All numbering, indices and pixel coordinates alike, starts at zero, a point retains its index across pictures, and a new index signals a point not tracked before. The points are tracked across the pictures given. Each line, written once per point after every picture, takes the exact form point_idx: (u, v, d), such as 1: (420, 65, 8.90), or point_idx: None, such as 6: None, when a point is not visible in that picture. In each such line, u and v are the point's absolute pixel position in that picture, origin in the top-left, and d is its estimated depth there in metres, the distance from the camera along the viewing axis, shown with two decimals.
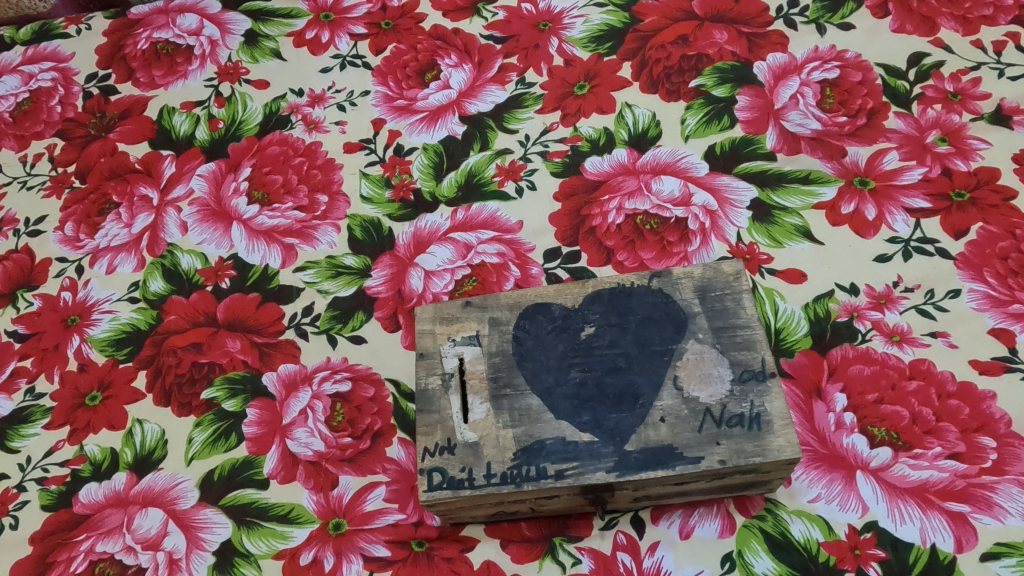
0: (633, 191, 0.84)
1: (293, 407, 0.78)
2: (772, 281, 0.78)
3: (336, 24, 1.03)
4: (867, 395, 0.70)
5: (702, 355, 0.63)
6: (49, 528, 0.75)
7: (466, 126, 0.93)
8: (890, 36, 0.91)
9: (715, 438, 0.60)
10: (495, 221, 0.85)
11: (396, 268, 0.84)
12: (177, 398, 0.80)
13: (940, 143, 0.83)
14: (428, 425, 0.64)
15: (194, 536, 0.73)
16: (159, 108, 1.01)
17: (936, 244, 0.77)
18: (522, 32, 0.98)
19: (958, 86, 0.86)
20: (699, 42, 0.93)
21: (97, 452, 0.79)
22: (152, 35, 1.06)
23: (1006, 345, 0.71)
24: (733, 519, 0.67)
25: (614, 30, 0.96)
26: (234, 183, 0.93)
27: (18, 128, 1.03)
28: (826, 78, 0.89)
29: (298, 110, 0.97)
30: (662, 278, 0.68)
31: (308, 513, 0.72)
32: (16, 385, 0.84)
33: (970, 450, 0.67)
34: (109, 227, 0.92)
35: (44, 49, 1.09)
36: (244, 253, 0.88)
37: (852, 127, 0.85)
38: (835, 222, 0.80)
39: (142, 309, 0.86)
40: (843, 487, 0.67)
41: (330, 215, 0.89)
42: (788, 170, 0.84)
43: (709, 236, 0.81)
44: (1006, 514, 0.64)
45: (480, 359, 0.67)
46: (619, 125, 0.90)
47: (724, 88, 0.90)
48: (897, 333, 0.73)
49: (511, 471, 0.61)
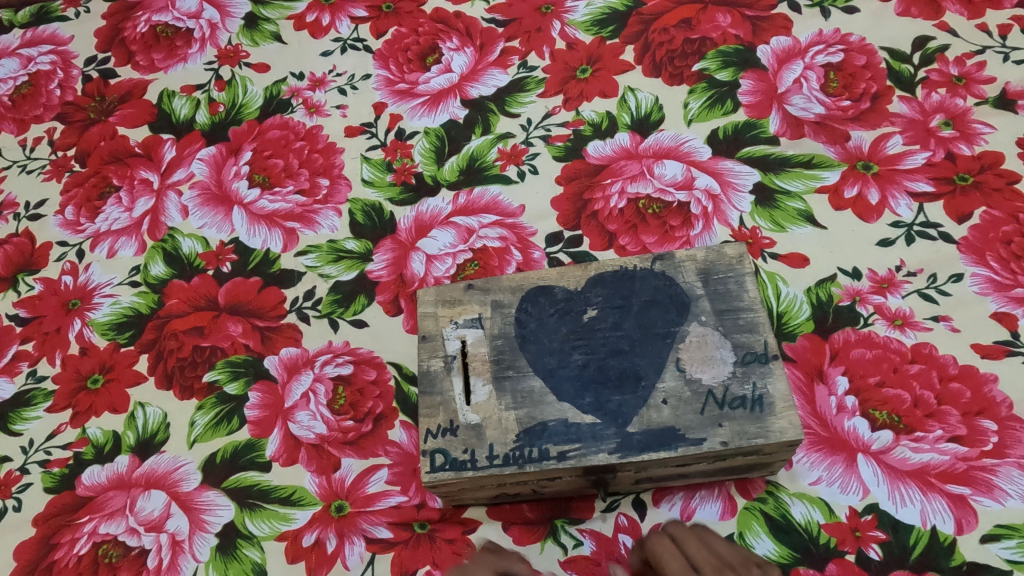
0: (635, 175, 0.84)
1: (296, 391, 0.78)
2: (775, 265, 0.77)
3: (337, 7, 1.03)
4: (869, 378, 0.70)
5: (705, 337, 0.63)
6: (52, 510, 0.75)
7: (468, 110, 0.92)
8: (895, 20, 0.90)
9: (718, 420, 0.60)
10: (497, 205, 0.85)
11: (397, 252, 0.84)
12: (179, 381, 0.80)
13: (944, 127, 0.82)
14: (430, 407, 0.64)
15: (197, 518, 0.73)
16: (159, 92, 1.00)
17: (939, 228, 0.77)
18: (524, 15, 0.98)
19: (963, 70, 0.86)
20: (702, 25, 0.93)
21: (100, 435, 0.79)
22: (152, 18, 1.06)
23: (1008, 329, 0.71)
24: (735, 501, 0.68)
25: (617, 13, 0.96)
26: (236, 167, 0.92)
27: (18, 112, 1.02)
28: (829, 62, 0.88)
29: (299, 94, 0.97)
30: (664, 261, 0.68)
31: (311, 496, 0.73)
32: (18, 368, 0.84)
33: (971, 433, 0.67)
34: (110, 211, 0.92)
35: (43, 32, 1.08)
36: (246, 238, 0.88)
37: (856, 112, 0.85)
38: (838, 206, 0.80)
39: (143, 293, 0.86)
40: (845, 470, 0.67)
41: (331, 200, 0.89)
42: (792, 154, 0.83)
43: (712, 220, 0.80)
44: (1006, 497, 0.65)
45: (483, 341, 0.67)
46: (622, 109, 0.89)
47: (727, 72, 0.89)
48: (899, 317, 0.73)
49: (514, 452, 0.61)
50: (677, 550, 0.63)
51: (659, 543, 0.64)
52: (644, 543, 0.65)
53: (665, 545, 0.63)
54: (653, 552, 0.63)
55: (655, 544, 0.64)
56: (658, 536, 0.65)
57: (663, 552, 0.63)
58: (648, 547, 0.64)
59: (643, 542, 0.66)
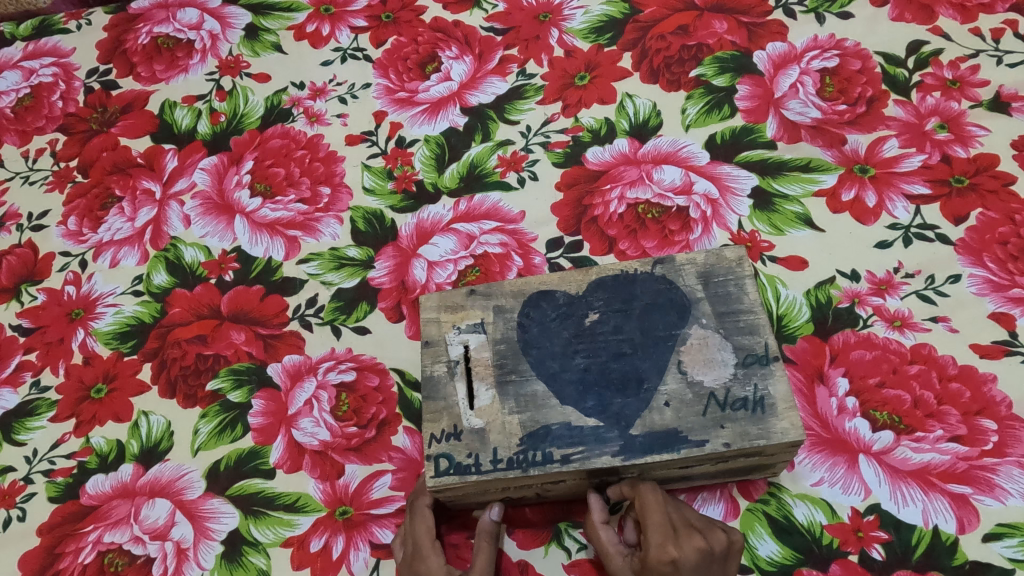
0: (634, 180, 0.85)
1: (299, 398, 0.78)
2: (774, 268, 0.78)
3: (336, 17, 1.04)
4: (869, 379, 0.71)
5: (706, 339, 0.64)
6: (56, 519, 0.76)
7: (468, 117, 0.93)
8: (889, 25, 0.91)
9: (720, 421, 0.60)
10: (498, 212, 0.86)
11: (399, 259, 0.84)
12: (183, 389, 0.80)
13: (939, 130, 0.83)
14: (434, 412, 0.65)
15: (202, 526, 0.73)
16: (160, 103, 1.01)
17: (936, 230, 0.77)
18: (522, 23, 0.99)
19: (957, 73, 0.86)
20: (699, 32, 0.94)
21: (103, 444, 0.79)
22: (153, 30, 1.06)
23: (1006, 329, 0.72)
24: (737, 503, 0.68)
25: (614, 20, 0.97)
26: (237, 176, 0.93)
27: (20, 124, 1.03)
28: (825, 67, 0.89)
29: (299, 103, 0.98)
30: (665, 264, 0.68)
31: (315, 502, 0.73)
32: (22, 378, 0.84)
33: (971, 433, 0.68)
34: (112, 221, 0.92)
35: (45, 44, 1.09)
36: (248, 246, 0.88)
37: (852, 115, 0.85)
38: (836, 209, 0.80)
39: (146, 302, 0.87)
40: (846, 471, 0.68)
41: (332, 208, 0.89)
42: (789, 158, 0.84)
43: (711, 224, 0.81)
44: (1007, 496, 0.65)
45: (486, 346, 0.67)
46: (620, 115, 0.90)
47: (724, 78, 0.90)
48: (898, 318, 0.74)
49: (517, 456, 0.62)
50: (663, 502, 0.62)
51: (652, 491, 0.63)
52: (636, 486, 0.63)
53: (655, 492, 0.63)
54: (642, 497, 0.63)
55: (648, 492, 0.63)
56: (652, 488, 0.63)
57: (651, 500, 0.62)
58: (640, 492, 0.63)
59: (637, 485, 0.64)
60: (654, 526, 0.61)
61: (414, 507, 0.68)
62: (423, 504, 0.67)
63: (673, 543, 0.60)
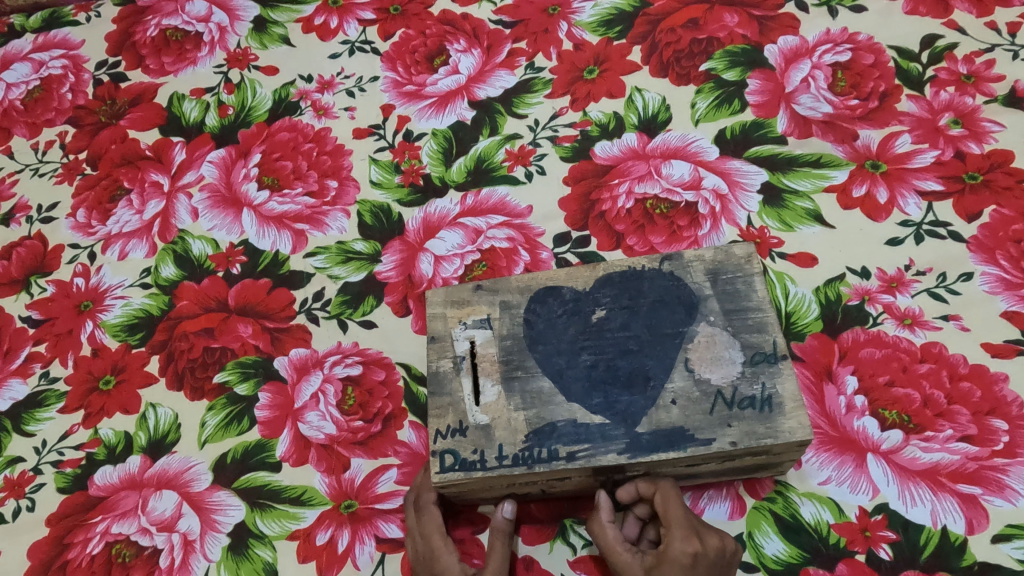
0: (643, 175, 0.84)
1: (305, 391, 0.78)
2: (783, 265, 0.77)
3: (345, 10, 1.03)
4: (878, 378, 0.70)
5: (713, 337, 0.63)
6: (65, 510, 0.76)
7: (475, 111, 0.92)
8: (903, 19, 0.90)
9: (727, 420, 0.60)
10: (505, 206, 0.85)
11: (406, 253, 0.84)
12: (190, 382, 0.81)
13: (952, 125, 0.82)
14: (440, 407, 0.65)
15: (208, 518, 0.74)
16: (169, 95, 1.01)
17: (948, 227, 0.76)
18: (531, 16, 0.98)
19: (971, 68, 0.85)
20: (709, 25, 0.93)
21: (111, 436, 0.79)
22: (162, 22, 1.06)
23: (1019, 328, 0.71)
24: (743, 501, 0.68)
25: (624, 13, 0.96)
26: (245, 169, 0.93)
27: (30, 116, 1.03)
28: (838, 61, 0.88)
29: (307, 96, 0.97)
30: (673, 261, 0.67)
31: (321, 496, 0.73)
32: (31, 369, 0.85)
33: (982, 433, 0.67)
34: (121, 213, 0.93)
35: (55, 37, 1.09)
36: (255, 239, 0.88)
37: (864, 111, 0.84)
38: (847, 205, 0.79)
39: (154, 294, 0.87)
40: (854, 470, 0.67)
41: (340, 201, 0.89)
42: (800, 154, 0.83)
43: (720, 220, 0.80)
44: (1017, 497, 0.64)
45: (492, 342, 0.67)
46: (629, 109, 0.89)
47: (735, 72, 0.89)
48: (909, 316, 0.73)
49: (523, 453, 0.62)
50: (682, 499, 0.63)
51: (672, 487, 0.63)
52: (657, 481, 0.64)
53: (674, 489, 0.63)
54: (663, 492, 0.63)
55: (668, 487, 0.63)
56: (671, 484, 0.63)
57: (673, 495, 0.62)
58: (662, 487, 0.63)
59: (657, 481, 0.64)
60: (678, 520, 0.61)
61: (420, 504, 0.68)
62: (429, 501, 0.67)
63: (697, 538, 0.60)
